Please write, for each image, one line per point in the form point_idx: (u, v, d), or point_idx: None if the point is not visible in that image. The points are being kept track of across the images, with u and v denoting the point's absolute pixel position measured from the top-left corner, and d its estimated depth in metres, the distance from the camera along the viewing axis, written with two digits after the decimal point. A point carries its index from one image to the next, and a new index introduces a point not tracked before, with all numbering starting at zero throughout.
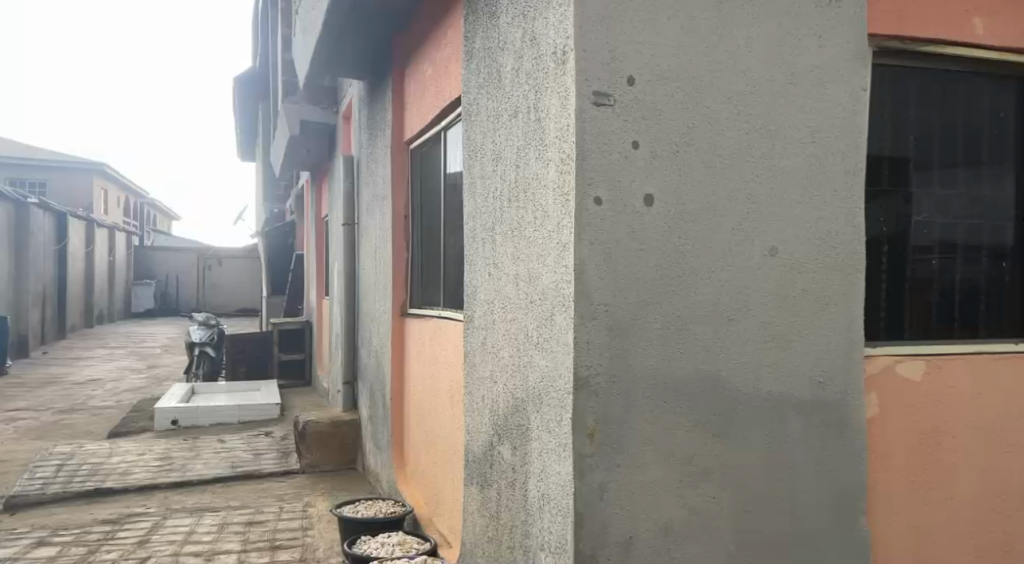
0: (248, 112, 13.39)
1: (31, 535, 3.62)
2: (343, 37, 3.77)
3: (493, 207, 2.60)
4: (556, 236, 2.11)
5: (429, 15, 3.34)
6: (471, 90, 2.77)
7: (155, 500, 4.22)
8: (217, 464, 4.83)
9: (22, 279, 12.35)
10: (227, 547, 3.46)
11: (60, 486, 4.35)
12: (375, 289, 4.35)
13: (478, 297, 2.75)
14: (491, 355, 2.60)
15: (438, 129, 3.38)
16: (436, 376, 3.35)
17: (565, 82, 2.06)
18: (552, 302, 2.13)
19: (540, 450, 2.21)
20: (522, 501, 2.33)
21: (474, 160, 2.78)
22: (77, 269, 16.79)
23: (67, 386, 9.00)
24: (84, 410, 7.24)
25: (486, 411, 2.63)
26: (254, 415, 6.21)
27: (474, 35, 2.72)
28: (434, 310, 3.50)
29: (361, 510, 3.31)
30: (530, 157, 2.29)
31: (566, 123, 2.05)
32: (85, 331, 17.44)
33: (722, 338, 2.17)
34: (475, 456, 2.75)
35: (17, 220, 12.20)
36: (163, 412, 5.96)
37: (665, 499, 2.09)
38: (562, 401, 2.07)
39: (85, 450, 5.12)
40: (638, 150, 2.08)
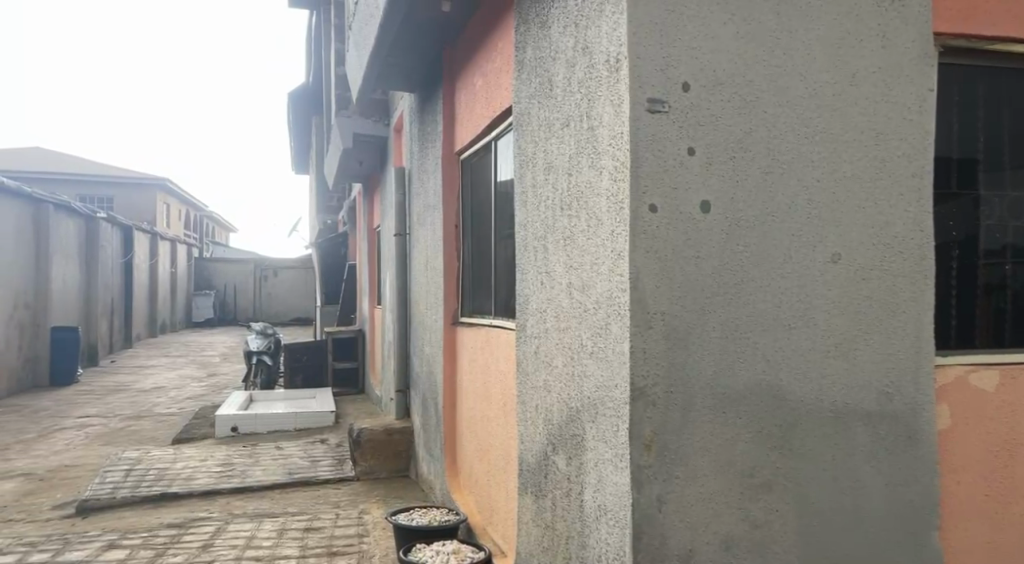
0: (302, 126, 13.71)
1: (103, 538, 3.76)
2: (396, 51, 3.83)
3: (546, 216, 2.59)
4: (610, 244, 2.10)
5: (479, 27, 3.36)
6: (522, 101, 2.78)
7: (217, 505, 4.34)
8: (276, 471, 4.94)
9: (92, 291, 12.90)
10: (287, 552, 3.53)
11: (129, 490, 4.51)
12: (427, 298, 4.39)
13: (530, 306, 2.75)
14: (545, 364, 2.60)
15: (489, 140, 3.40)
16: (488, 385, 3.36)
17: (619, 89, 2.05)
18: (607, 311, 2.12)
19: (596, 460, 2.19)
20: (578, 511, 2.31)
21: (526, 170, 2.78)
22: (142, 281, 17.45)
23: (134, 393, 9.35)
24: (150, 416, 7.52)
25: (541, 420, 2.62)
26: (310, 422, 6.33)
27: (525, 45, 2.73)
28: (486, 319, 3.50)
29: (416, 518, 3.33)
30: (583, 165, 2.28)
31: (620, 130, 2.04)
32: (150, 340, 18.08)
33: (782, 347, 2.12)
34: (529, 466, 2.74)
35: (88, 235, 12.75)
36: (224, 419, 6.10)
37: (724, 511, 2.05)
38: (618, 411, 2.04)
39: (151, 456, 5.30)
40: (693, 156, 2.05)
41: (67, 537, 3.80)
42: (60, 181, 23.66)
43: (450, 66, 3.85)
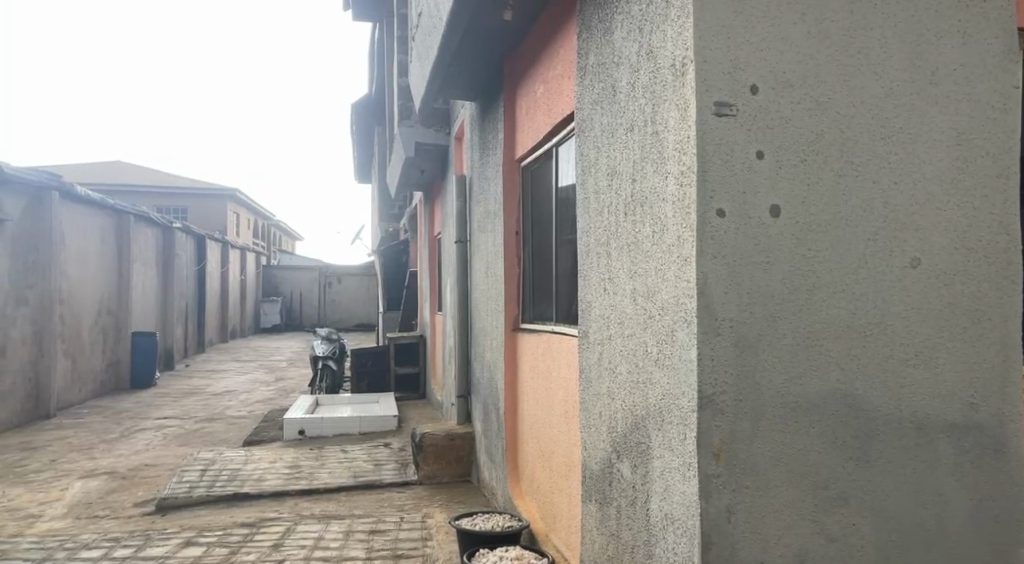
0: (365, 136, 14.02)
1: (181, 535, 3.91)
2: (459, 60, 3.88)
3: (609, 222, 2.58)
4: (676, 250, 2.07)
5: (541, 34, 3.38)
6: (584, 107, 2.78)
7: (286, 506, 4.46)
8: (341, 473, 5.05)
9: (169, 298, 13.47)
10: (353, 554, 3.60)
11: (204, 490, 4.69)
12: (487, 304, 4.42)
13: (593, 313, 2.74)
14: (608, 371, 2.58)
15: (550, 145, 3.40)
16: (550, 391, 3.36)
17: (684, 94, 2.02)
18: (673, 317, 2.09)
19: (662, 469, 2.16)
20: (643, 520, 2.29)
21: (588, 176, 2.78)
22: (214, 288, 18.13)
23: (208, 396, 9.73)
24: (223, 419, 7.80)
25: (605, 427, 2.60)
26: (374, 426, 6.46)
27: (588, 51, 2.73)
28: (547, 325, 3.50)
29: (479, 523, 3.35)
30: (647, 170, 2.26)
31: (686, 135, 2.01)
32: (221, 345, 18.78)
33: (857, 355, 2.05)
34: (593, 473, 2.73)
35: (165, 244, 13.32)
36: (291, 423, 6.25)
37: (796, 523, 1.99)
38: (686, 419, 2.01)
39: (224, 457, 5.50)
40: (763, 160, 2.01)
41: (149, 533, 3.97)
42: (139, 194, 24.85)
43: (511, 73, 3.88)
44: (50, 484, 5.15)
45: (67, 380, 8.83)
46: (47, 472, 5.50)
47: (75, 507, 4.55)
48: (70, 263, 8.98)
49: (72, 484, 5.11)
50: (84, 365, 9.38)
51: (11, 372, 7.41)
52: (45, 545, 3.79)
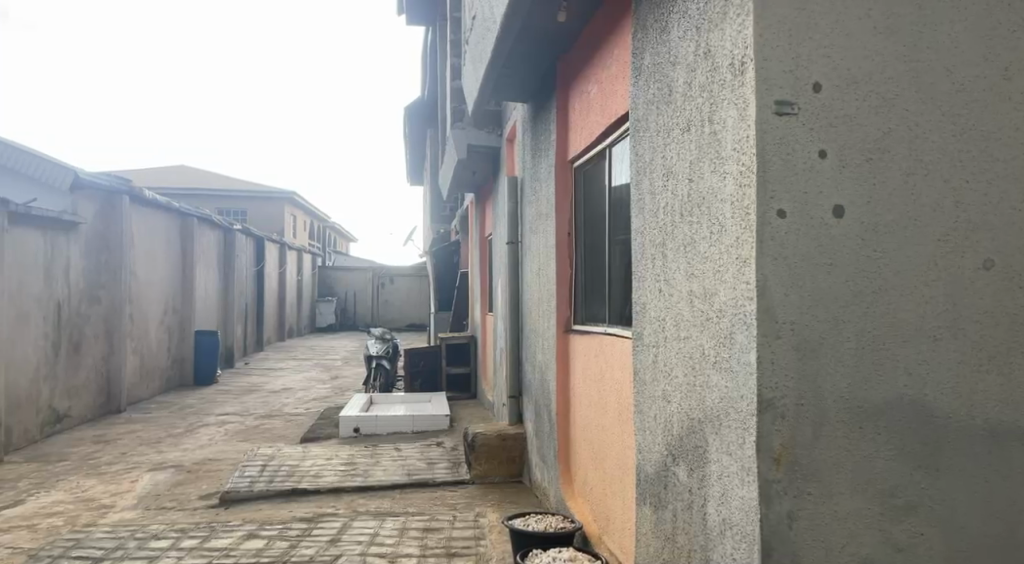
0: (418, 138, 14.20)
1: (243, 528, 4.03)
2: (512, 62, 3.91)
3: (664, 223, 2.56)
4: (735, 250, 2.04)
5: (594, 34, 3.37)
6: (639, 107, 2.76)
7: (342, 502, 4.55)
8: (395, 471, 5.13)
9: (229, 298, 13.89)
10: (408, 551, 3.66)
11: (264, 484, 4.83)
12: (539, 305, 4.43)
13: (647, 314, 2.72)
14: (664, 374, 2.56)
15: (604, 147, 3.39)
16: (603, 394, 3.34)
17: (743, 93, 1.99)
18: (731, 319, 2.06)
19: (720, 473, 2.13)
20: (701, 524, 2.26)
21: (642, 177, 2.76)
22: (271, 289, 18.60)
23: (266, 393, 10.00)
24: (280, 416, 8.01)
25: (660, 430, 2.58)
26: (426, 424, 6.54)
27: (643, 51, 2.71)
28: (600, 327, 3.49)
29: (532, 524, 3.36)
30: (704, 170, 2.23)
31: (744, 135, 1.98)
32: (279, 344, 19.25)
33: (925, 359, 1.99)
34: (647, 476, 2.70)
35: (226, 246, 13.75)
36: (346, 420, 6.42)
37: (862, 531, 1.94)
38: (745, 423, 1.98)
39: (283, 453, 5.65)
40: (826, 159, 1.96)
41: (213, 525, 4.11)
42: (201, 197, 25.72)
43: (564, 75, 3.89)
44: (121, 475, 5.37)
45: (136, 376, 9.20)
46: (118, 464, 5.74)
47: (144, 499, 4.74)
48: (138, 264, 9.35)
49: (141, 476, 5.33)
50: (151, 362, 9.75)
51: (84, 368, 7.75)
52: (117, 534, 3.96)
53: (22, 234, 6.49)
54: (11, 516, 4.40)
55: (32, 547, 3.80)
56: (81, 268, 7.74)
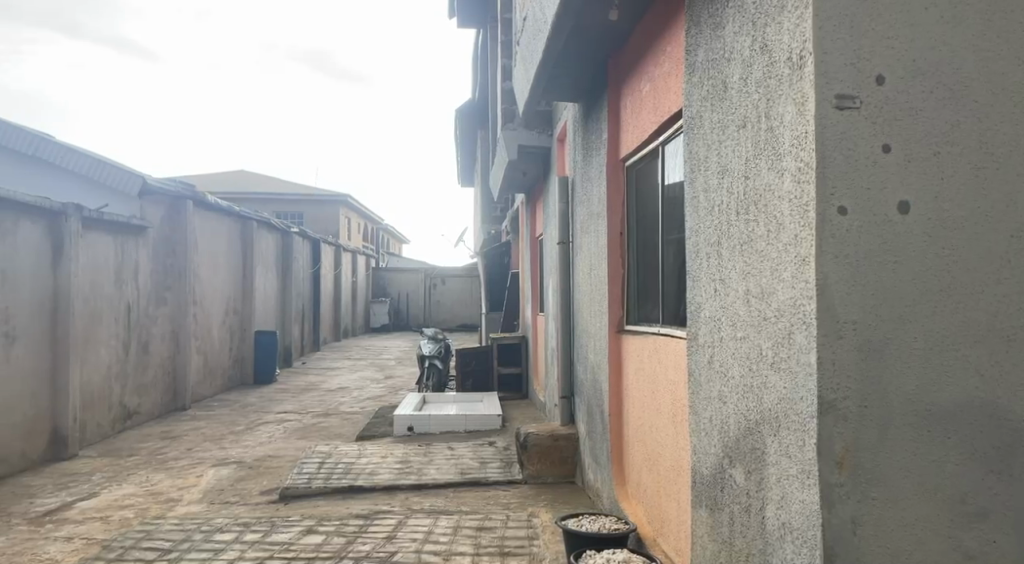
0: (469, 140, 14.32)
1: (302, 523, 4.14)
2: (562, 63, 3.91)
3: (719, 221, 2.52)
4: (793, 249, 1.99)
5: (646, 32, 3.34)
6: (693, 104, 2.73)
7: (397, 499, 4.62)
8: (448, 470, 5.18)
9: (287, 299, 14.26)
10: (462, 549, 3.69)
11: (322, 481, 4.94)
12: (591, 306, 4.40)
13: (702, 314, 2.68)
14: (720, 374, 2.52)
15: (656, 144, 3.36)
16: (656, 395, 3.31)
17: (802, 88, 1.94)
18: (790, 319, 2.01)
19: (779, 476, 2.08)
20: (759, 528, 2.22)
21: (697, 174, 2.72)
22: (328, 290, 19.03)
23: (323, 392, 10.23)
24: (337, 414, 8.19)
25: (716, 432, 2.54)
26: (479, 424, 6.58)
27: (697, 47, 2.67)
28: (653, 328, 3.45)
29: (586, 524, 3.35)
30: (761, 168, 2.19)
31: (803, 130, 1.93)
32: (336, 344, 19.66)
33: (998, 361, 1.91)
34: (703, 478, 2.66)
35: (284, 248, 14.13)
36: (401, 418, 6.52)
37: (930, 538, 1.88)
38: (805, 425, 1.93)
39: (340, 451, 5.77)
40: (890, 154, 1.90)
41: (274, 520, 4.23)
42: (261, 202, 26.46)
43: (616, 73, 3.86)
44: (187, 470, 5.58)
45: (200, 374, 9.54)
46: (185, 459, 5.96)
47: (209, 493, 4.91)
48: (201, 266, 9.68)
49: (206, 472, 5.52)
50: (214, 361, 10.08)
51: (152, 367, 8.06)
52: (185, 527, 4.11)
53: (94, 238, 6.78)
54: (86, 507, 4.61)
55: (105, 538, 3.98)
56: (149, 271, 8.06)
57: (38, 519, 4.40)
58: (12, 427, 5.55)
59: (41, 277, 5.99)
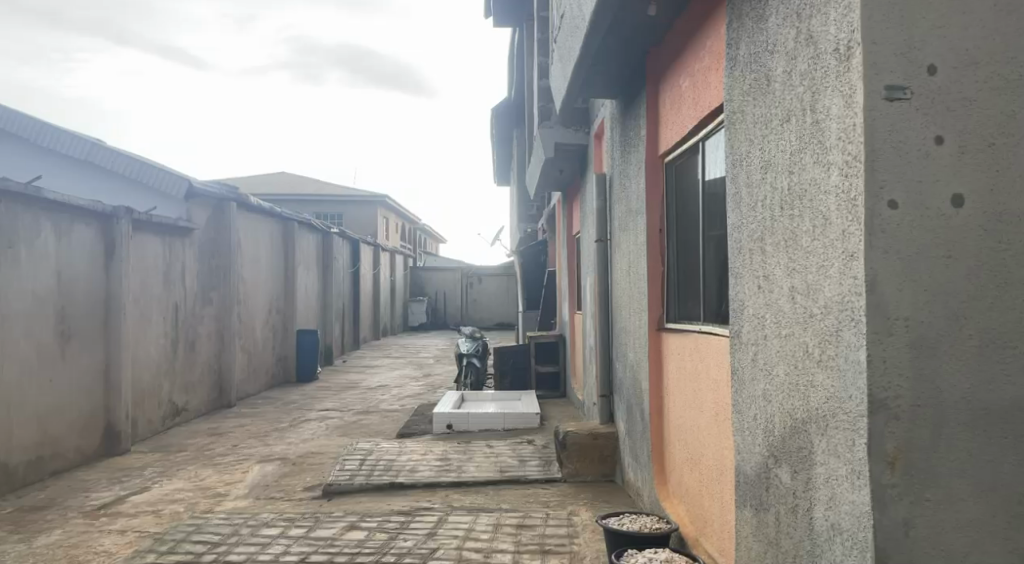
0: (505, 138, 14.33)
1: (345, 519, 4.19)
2: (601, 59, 3.89)
3: (763, 217, 2.49)
4: (840, 244, 1.95)
5: (686, 27, 3.30)
6: (735, 99, 2.69)
7: (438, 496, 4.66)
8: (488, 468, 5.20)
9: (327, 298, 14.46)
10: (503, 547, 3.71)
11: (364, 478, 5.00)
12: (630, 303, 4.37)
13: (745, 311, 2.65)
14: (764, 373, 2.48)
15: (697, 140, 3.32)
16: (698, 394, 3.27)
17: (850, 80, 1.90)
18: (837, 316, 1.97)
19: (827, 476, 2.04)
20: (807, 529, 2.18)
21: (739, 169, 2.68)
22: (367, 289, 19.25)
23: (363, 390, 10.35)
24: (377, 412, 8.27)
25: (761, 431, 2.50)
26: (518, 422, 6.59)
27: (739, 41, 2.64)
28: (695, 325, 3.41)
29: (627, 523, 3.33)
30: (806, 162, 2.15)
31: (851, 122, 1.89)
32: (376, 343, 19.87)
33: None
34: (747, 478, 2.63)
35: (323, 248, 14.34)
36: (440, 416, 6.56)
37: (986, 540, 1.83)
38: (854, 424, 1.89)
39: (381, 448, 5.83)
40: (942, 146, 1.85)
41: (318, 515, 4.30)
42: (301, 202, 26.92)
43: (654, 69, 3.83)
44: (233, 466, 5.70)
45: (244, 373, 9.74)
46: (231, 456, 6.09)
47: (255, 488, 5.02)
48: (245, 266, 9.89)
49: (251, 468, 5.63)
50: (257, 360, 10.29)
51: (199, 365, 8.25)
52: (232, 521, 4.21)
53: (143, 239, 6.98)
54: (138, 501, 4.75)
55: (157, 531, 4.09)
56: (196, 271, 8.26)
57: (93, 512, 4.54)
58: (68, 423, 5.73)
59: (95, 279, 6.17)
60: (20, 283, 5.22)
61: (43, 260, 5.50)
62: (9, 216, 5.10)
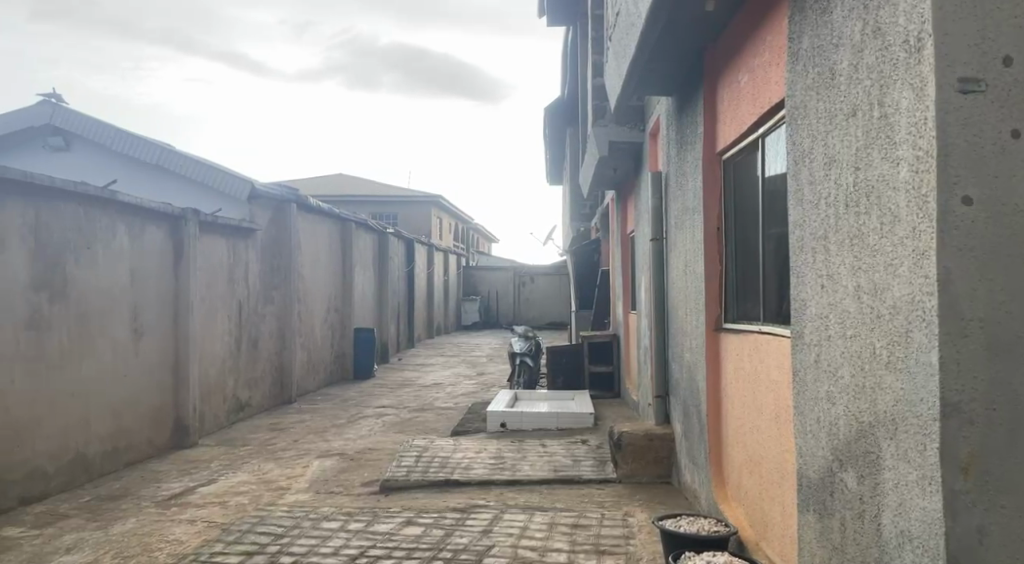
0: (558, 137, 14.31)
1: (402, 514, 4.26)
2: (657, 56, 3.85)
3: (826, 215, 2.42)
4: (911, 243, 1.89)
5: (744, 22, 3.25)
6: (797, 94, 2.63)
7: (492, 494, 4.69)
8: (542, 467, 5.21)
9: (384, 297, 14.73)
10: (558, 546, 3.71)
11: (420, 474, 5.07)
12: (687, 304, 4.31)
13: (808, 311, 2.59)
14: (827, 374, 2.42)
15: (756, 137, 3.25)
16: (757, 394, 3.21)
17: (920, 72, 1.83)
18: (907, 315, 1.91)
19: (896, 482, 1.98)
20: (875, 536, 2.11)
21: (801, 166, 2.62)
22: (421, 288, 19.48)
23: (418, 388, 10.49)
24: (432, 409, 8.38)
25: (824, 434, 2.44)
26: (572, 422, 6.57)
27: (802, 34, 2.57)
28: (754, 325, 3.34)
29: (684, 526, 3.30)
30: (874, 158, 2.08)
31: (922, 117, 1.83)
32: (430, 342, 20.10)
33: None
34: (811, 482, 2.56)
35: (380, 248, 14.61)
36: (494, 415, 6.60)
37: None
38: (926, 429, 1.83)
39: (436, 445, 5.90)
40: (1019, 140, 1.78)
41: (376, 510, 4.38)
42: (357, 203, 27.44)
43: (712, 65, 3.78)
44: (294, 461, 5.86)
45: (304, 370, 9.99)
46: (292, 450, 6.27)
47: (315, 483, 5.14)
48: (304, 265, 10.15)
49: (311, 463, 5.77)
50: (317, 357, 10.55)
51: (261, 361, 8.51)
52: (294, 514, 4.32)
53: (209, 240, 7.23)
54: (205, 493, 4.92)
55: (224, 522, 4.23)
56: (259, 271, 8.52)
57: (164, 502, 4.73)
58: (141, 416, 5.98)
59: (165, 278, 6.43)
60: (98, 282, 5.47)
61: (118, 260, 5.74)
62: (87, 219, 5.35)
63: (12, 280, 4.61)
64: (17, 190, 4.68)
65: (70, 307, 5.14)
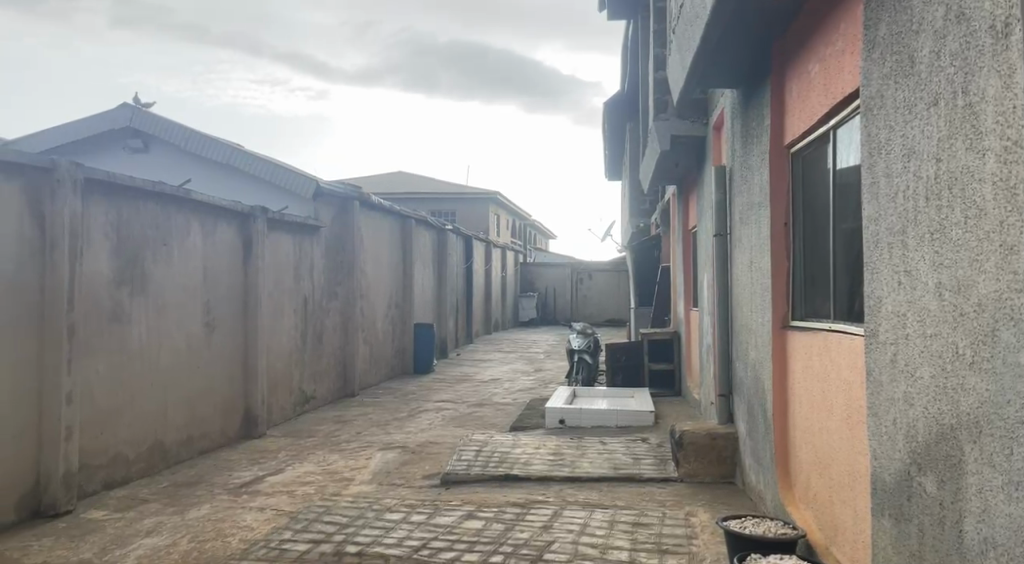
0: (618, 131, 14.17)
1: (463, 508, 4.30)
2: (722, 48, 3.77)
3: (904, 209, 2.33)
4: (997, 237, 1.80)
5: (816, 10, 3.15)
6: (873, 83, 2.54)
7: (552, 491, 4.69)
8: (602, 465, 5.18)
9: (442, 293, 14.88)
10: (619, 543, 3.68)
11: (480, 469, 5.11)
12: (752, 301, 4.22)
13: (883, 309, 2.49)
14: (905, 374, 2.33)
15: (828, 128, 3.16)
16: (828, 395, 3.12)
17: (1008, 58, 1.74)
18: (993, 313, 1.82)
19: (979, 487, 1.90)
20: (955, 542, 2.03)
21: (876, 158, 2.53)
22: (479, 284, 19.59)
23: (477, 383, 10.58)
24: (491, 404, 8.44)
25: (901, 436, 2.35)
26: (631, 420, 6.52)
27: (878, 21, 2.48)
28: (824, 323, 3.25)
29: (749, 527, 3.23)
30: (957, 149, 1.99)
31: (1010, 105, 1.74)
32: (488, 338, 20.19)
33: None
34: (886, 486, 2.47)
35: (438, 245, 14.78)
36: (553, 411, 6.61)
37: None
38: (1013, 432, 1.74)
39: (495, 440, 5.94)
40: None
41: (437, 503, 4.43)
42: (416, 199, 27.78)
43: (782, 55, 3.69)
44: (358, 453, 5.98)
45: (366, 363, 10.20)
46: (355, 442, 6.40)
47: (378, 474, 5.24)
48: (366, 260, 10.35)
49: (373, 455, 5.89)
50: (378, 351, 10.75)
51: (326, 354, 8.73)
52: (358, 505, 4.42)
53: (276, 236, 7.45)
54: (273, 482, 5.08)
55: (291, 510, 4.36)
56: (323, 267, 8.73)
57: (235, 489, 4.90)
58: (214, 406, 6.22)
59: (234, 274, 6.64)
60: (173, 278, 5.69)
61: (192, 257, 5.96)
62: (163, 218, 5.57)
63: (96, 274, 4.85)
64: (100, 190, 4.90)
65: (148, 302, 5.37)
